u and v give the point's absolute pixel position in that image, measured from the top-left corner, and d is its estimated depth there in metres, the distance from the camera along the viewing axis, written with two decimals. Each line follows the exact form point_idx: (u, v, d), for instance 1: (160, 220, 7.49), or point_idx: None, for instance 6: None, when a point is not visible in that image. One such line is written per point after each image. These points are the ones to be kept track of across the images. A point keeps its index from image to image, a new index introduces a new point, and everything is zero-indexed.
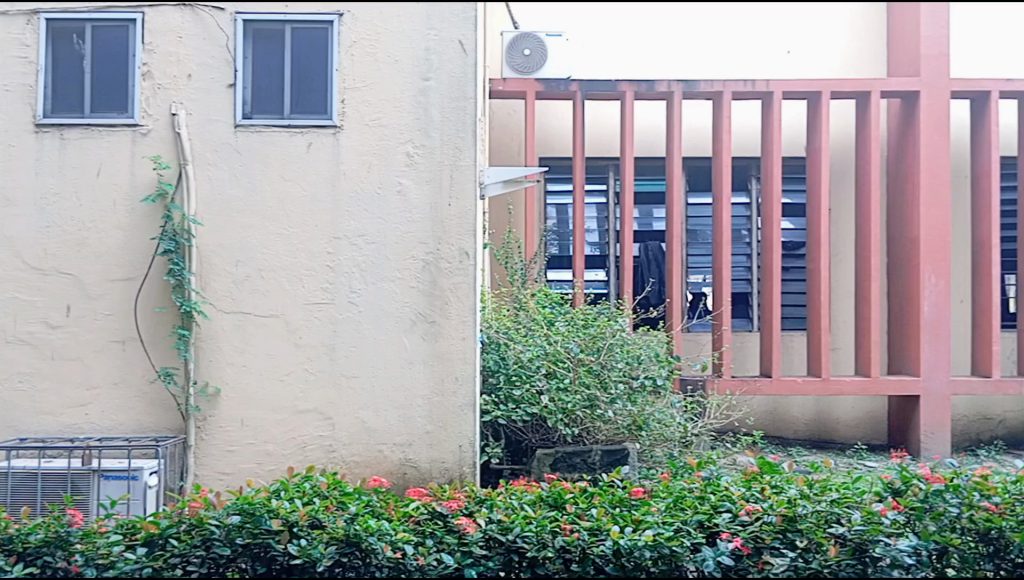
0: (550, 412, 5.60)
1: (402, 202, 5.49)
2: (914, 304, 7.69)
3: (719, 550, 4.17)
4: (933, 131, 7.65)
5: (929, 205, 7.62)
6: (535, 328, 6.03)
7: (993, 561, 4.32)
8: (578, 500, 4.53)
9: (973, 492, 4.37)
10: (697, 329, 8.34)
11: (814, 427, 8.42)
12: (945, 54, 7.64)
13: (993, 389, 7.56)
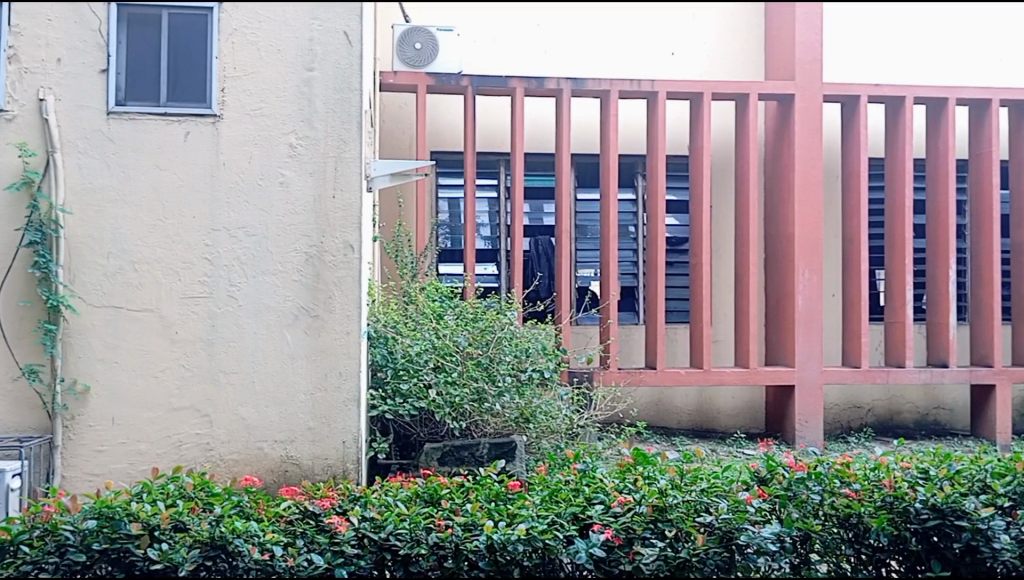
0: (438, 406, 5.55)
1: (284, 193, 5.36)
2: (789, 299, 7.94)
3: (591, 541, 4.19)
4: (806, 133, 7.90)
5: (803, 204, 7.88)
6: (423, 321, 5.95)
7: (853, 547, 4.52)
8: (453, 496, 4.56)
9: (834, 479, 4.61)
10: (585, 323, 8.46)
11: (696, 418, 8.67)
12: (819, 59, 7.90)
13: (862, 379, 7.86)
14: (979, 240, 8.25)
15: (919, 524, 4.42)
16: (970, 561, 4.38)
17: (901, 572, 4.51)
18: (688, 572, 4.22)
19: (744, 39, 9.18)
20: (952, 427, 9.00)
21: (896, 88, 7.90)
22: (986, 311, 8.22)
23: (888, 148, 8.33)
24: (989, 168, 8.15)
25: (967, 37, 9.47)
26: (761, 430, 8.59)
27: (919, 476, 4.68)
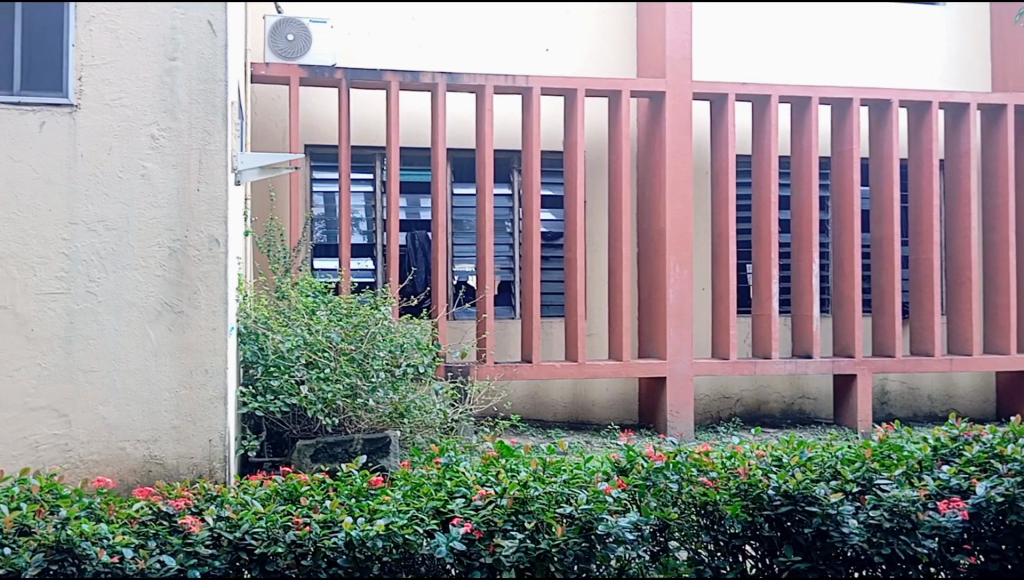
0: (310, 403, 5.51)
1: (146, 186, 5.22)
2: (661, 292, 8.13)
3: (451, 535, 4.00)
4: (676, 129, 8.12)
5: (674, 199, 8.09)
6: (295, 317, 5.91)
7: (709, 534, 4.35)
8: (313, 492, 4.51)
9: (691, 468, 4.45)
10: (462, 317, 8.51)
11: (571, 410, 8.79)
12: (687, 57, 8.13)
13: (731, 370, 8.11)
14: (841, 235, 8.60)
15: (772, 510, 4.26)
16: (821, 545, 4.18)
17: (757, 559, 4.35)
18: (548, 563, 4.01)
19: (619, 37, 9.35)
20: (817, 416, 9.32)
21: (761, 88, 8.16)
22: (847, 303, 8.58)
23: (754, 146, 8.58)
24: (850, 165, 8.49)
25: (833, 39, 9.84)
26: (634, 421, 8.75)
27: (773, 464, 4.52)
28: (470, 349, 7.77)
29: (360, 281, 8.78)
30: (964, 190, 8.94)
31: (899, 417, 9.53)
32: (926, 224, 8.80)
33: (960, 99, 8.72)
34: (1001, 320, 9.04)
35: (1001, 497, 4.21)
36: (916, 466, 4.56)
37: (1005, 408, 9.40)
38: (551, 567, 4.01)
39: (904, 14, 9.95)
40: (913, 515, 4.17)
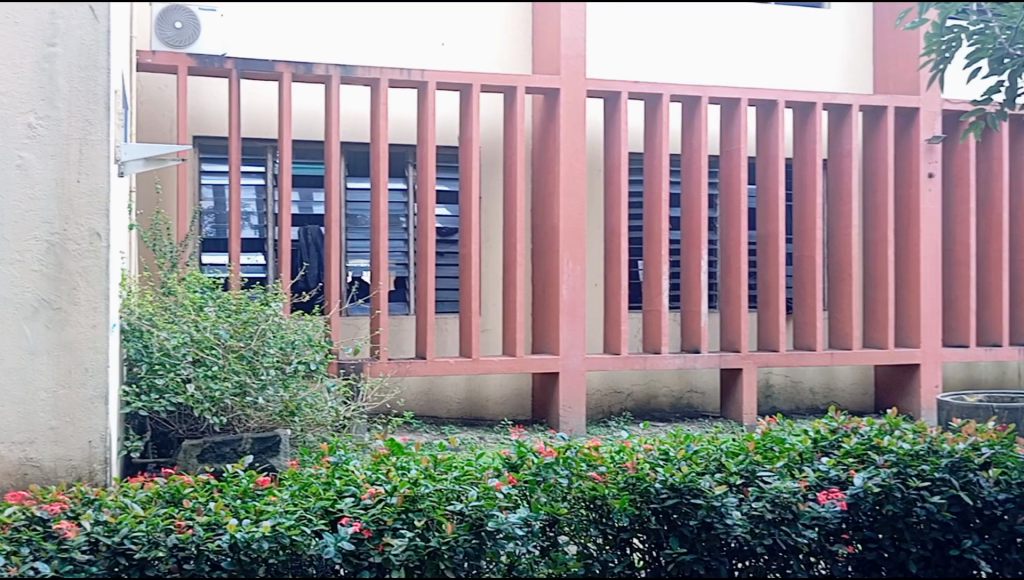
0: (196, 402, 5.40)
1: (23, 177, 4.87)
2: (554, 288, 8.26)
3: (339, 535, 3.93)
4: (570, 125, 8.22)
5: (568, 196, 8.21)
6: (182, 313, 5.73)
7: (598, 527, 4.33)
8: (197, 495, 4.33)
9: (581, 463, 4.44)
10: (355, 313, 8.45)
11: (466, 406, 8.81)
12: (581, 54, 8.24)
13: (621, 365, 8.32)
14: (728, 231, 8.90)
15: (659, 504, 4.26)
16: (706, 537, 4.21)
17: (645, 551, 4.33)
18: (438, 561, 3.95)
19: (514, 34, 9.41)
20: (704, 409, 9.60)
21: (653, 87, 8.34)
22: (733, 299, 8.87)
23: (646, 144, 8.78)
24: (737, 163, 8.76)
25: (723, 40, 10.11)
26: (526, 417, 8.85)
27: (660, 458, 4.48)
28: (364, 345, 7.73)
29: (251, 276, 8.63)
30: (845, 189, 9.35)
31: (783, 410, 9.89)
32: (809, 222, 9.17)
33: (843, 100, 9.09)
34: (880, 315, 9.49)
35: (878, 488, 4.26)
36: (797, 459, 4.58)
37: (883, 401, 9.95)
38: (441, 565, 3.96)
39: (791, 18, 10.29)
40: (795, 505, 4.23)
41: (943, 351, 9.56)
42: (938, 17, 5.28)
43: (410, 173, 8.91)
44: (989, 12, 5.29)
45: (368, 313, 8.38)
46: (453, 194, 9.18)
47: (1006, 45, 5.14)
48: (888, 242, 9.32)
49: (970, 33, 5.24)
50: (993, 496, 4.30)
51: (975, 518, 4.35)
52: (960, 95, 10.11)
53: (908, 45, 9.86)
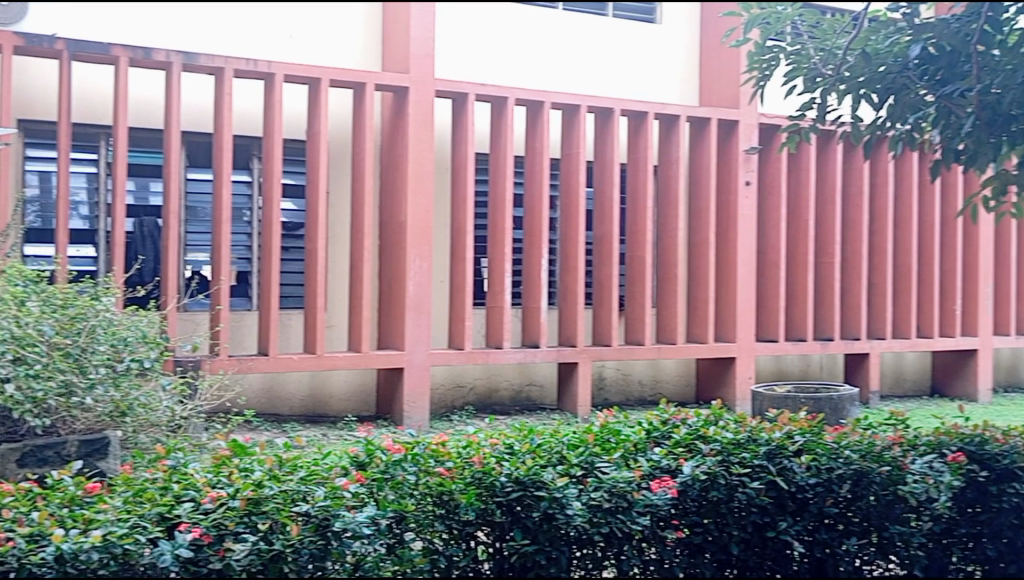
0: (15, 403, 4.98)
1: None
2: (400, 284, 8.35)
3: (176, 541, 3.76)
4: (419, 123, 8.36)
5: (417, 193, 8.35)
6: (2, 308, 5.33)
7: (445, 523, 4.27)
8: (18, 504, 4.05)
9: (428, 459, 4.41)
10: (194, 308, 8.19)
11: (308, 403, 8.68)
12: (431, 55, 8.41)
13: (465, 360, 8.52)
14: (566, 234, 9.25)
15: (504, 497, 4.24)
16: (548, 528, 4.23)
17: (489, 544, 4.33)
18: (282, 564, 3.88)
19: (362, 27, 9.30)
20: (541, 402, 9.91)
21: (499, 89, 8.59)
22: (571, 296, 9.23)
23: (491, 145, 9.03)
24: (577, 167, 9.14)
25: (564, 47, 10.46)
26: (370, 413, 8.84)
27: (505, 451, 4.52)
28: (203, 342, 7.50)
29: (80, 269, 8.19)
30: (673, 195, 9.93)
31: (614, 401, 10.36)
32: (641, 225, 9.67)
33: (672, 111, 9.68)
34: (701, 312, 10.16)
35: (704, 475, 4.44)
36: (632, 449, 4.72)
37: (704, 393, 10.65)
38: (284, 568, 3.88)
39: (630, 31, 10.79)
40: (629, 494, 4.33)
41: (756, 345, 10.34)
42: (760, 38, 5.73)
43: (254, 165, 8.72)
44: (805, 33, 5.70)
45: (208, 309, 8.14)
46: (298, 187, 9.02)
47: (819, 65, 5.55)
48: (710, 245, 10.00)
49: (789, 53, 5.65)
50: (804, 481, 4.52)
51: (789, 502, 4.54)
52: (776, 110, 10.94)
53: (732, 62, 10.56)
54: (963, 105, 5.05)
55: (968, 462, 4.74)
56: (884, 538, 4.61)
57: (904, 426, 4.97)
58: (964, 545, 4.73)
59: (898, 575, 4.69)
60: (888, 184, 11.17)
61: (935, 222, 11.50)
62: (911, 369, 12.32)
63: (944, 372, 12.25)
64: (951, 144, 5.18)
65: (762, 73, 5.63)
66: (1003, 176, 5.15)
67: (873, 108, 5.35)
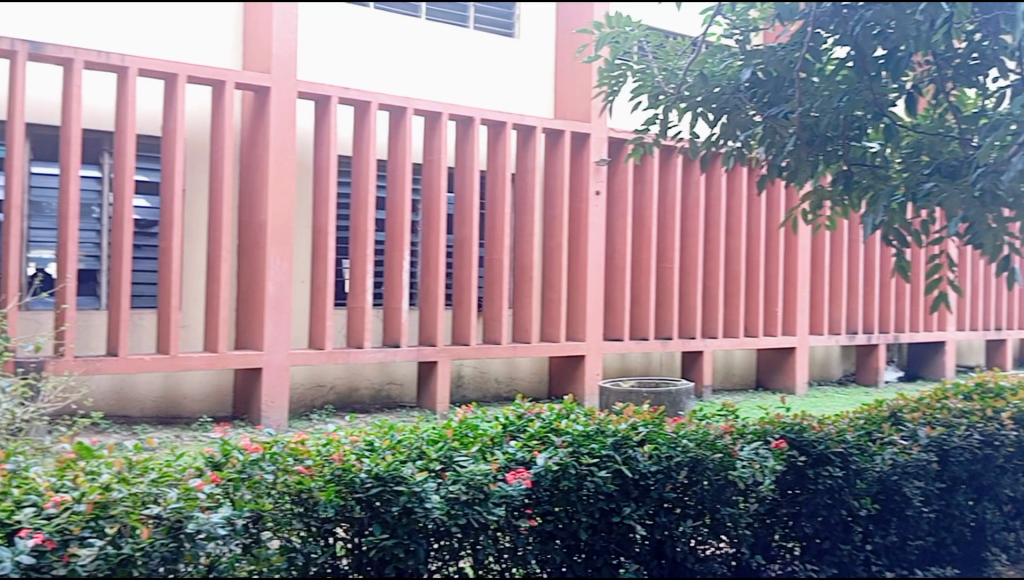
0: None
1: None
2: (259, 284, 8.31)
3: (16, 549, 3.63)
4: (279, 124, 8.32)
5: (277, 193, 8.32)
6: None
7: (303, 521, 4.32)
8: None
9: (287, 457, 4.44)
10: (36, 308, 7.82)
11: (161, 404, 8.43)
12: (293, 56, 8.38)
13: (325, 359, 8.52)
14: (428, 237, 9.44)
15: (363, 493, 4.35)
16: (406, 521, 4.35)
17: (348, 539, 4.40)
18: (130, 568, 3.79)
19: (221, 23, 9.14)
20: (402, 400, 10.03)
21: (362, 94, 8.65)
22: (433, 296, 9.44)
23: (352, 148, 9.07)
24: (438, 173, 9.37)
25: (417, 54, 10.56)
26: (226, 414, 8.70)
27: (365, 449, 4.66)
28: (46, 342, 7.19)
29: None
30: (529, 202, 10.30)
31: (472, 398, 10.59)
32: (498, 228, 9.95)
33: (528, 122, 10.06)
34: (554, 313, 10.57)
35: (555, 466, 4.68)
36: (489, 442, 4.94)
37: (557, 389, 11.07)
38: (133, 572, 3.80)
39: (488, 44, 11.10)
40: (485, 486, 4.51)
41: (603, 344, 10.86)
42: (610, 56, 6.13)
43: (104, 160, 8.47)
44: (650, 53, 6.13)
45: (52, 308, 7.81)
46: (153, 184, 8.81)
47: (662, 83, 5.93)
48: (562, 249, 10.44)
49: (636, 71, 6.07)
50: (646, 468, 4.83)
51: (633, 489, 4.84)
52: (622, 125, 11.54)
53: (583, 76, 11.04)
54: (786, 125, 5.52)
55: (788, 448, 5.19)
56: (716, 519, 5.01)
57: (734, 416, 5.45)
58: (784, 523, 5.19)
59: (728, 552, 5.13)
60: (721, 197, 12.00)
61: (761, 232, 12.44)
62: (739, 365, 13.25)
63: (768, 368, 13.23)
64: (776, 161, 5.67)
65: (612, 90, 6.03)
66: (820, 191, 5.84)
67: (708, 126, 5.79)
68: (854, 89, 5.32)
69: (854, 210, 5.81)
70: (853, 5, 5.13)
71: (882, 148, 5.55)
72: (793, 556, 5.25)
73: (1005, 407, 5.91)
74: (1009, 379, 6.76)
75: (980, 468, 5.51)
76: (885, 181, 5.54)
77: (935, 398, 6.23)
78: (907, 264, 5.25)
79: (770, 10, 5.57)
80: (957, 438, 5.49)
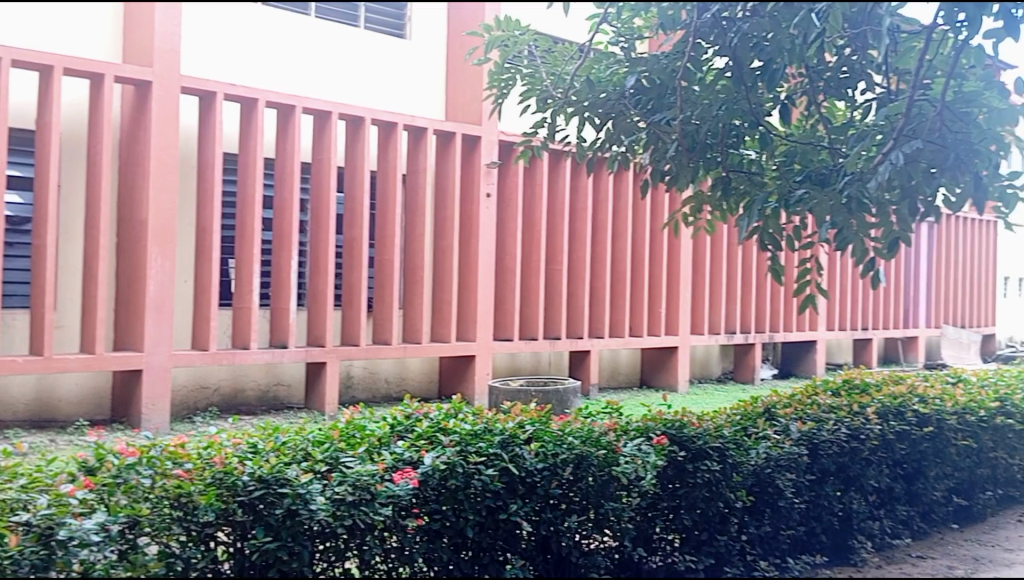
0: None
1: None
2: (140, 283, 8.08)
3: None
4: (162, 119, 8.10)
5: (158, 190, 8.10)
6: None
7: (183, 525, 4.18)
8: None
9: (166, 461, 4.30)
10: None
11: (34, 408, 8.09)
12: (176, 50, 8.16)
13: (209, 361, 8.31)
14: (317, 235, 9.33)
15: (246, 496, 4.22)
16: (290, 524, 4.24)
17: (230, 543, 4.26)
18: None
19: (99, 16, 8.86)
20: (289, 400, 9.90)
21: (249, 90, 8.51)
22: (321, 296, 9.33)
23: (238, 146, 8.92)
24: (327, 172, 9.28)
25: (308, 52, 10.43)
26: (104, 417, 8.40)
27: (248, 451, 4.53)
28: None
29: None
30: (419, 203, 10.33)
31: (361, 398, 10.52)
32: (389, 229, 9.94)
33: (420, 123, 10.09)
34: (445, 313, 10.59)
35: (443, 465, 4.67)
36: (377, 443, 4.93)
37: (447, 387, 11.13)
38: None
39: (381, 45, 11.09)
40: (372, 487, 4.48)
41: (494, 344, 10.96)
42: (499, 59, 6.24)
43: None
44: (539, 57, 6.27)
45: None
46: (27, 180, 8.45)
47: (549, 87, 6.06)
48: (453, 251, 10.50)
49: (524, 75, 6.21)
50: (532, 465, 4.90)
51: (520, 486, 4.88)
52: (511, 127, 11.72)
53: (474, 79, 11.17)
54: (668, 131, 5.67)
55: (670, 444, 5.34)
56: (600, 514, 5.10)
57: (618, 413, 5.62)
58: (665, 516, 5.32)
59: (611, 546, 5.19)
60: (608, 201, 12.30)
61: (645, 236, 12.82)
62: (625, 364, 13.58)
63: (651, 368, 13.59)
64: (658, 165, 5.87)
65: (500, 92, 6.14)
66: (700, 196, 6.05)
67: (594, 130, 5.95)
68: (732, 99, 5.53)
69: (732, 215, 6.05)
70: (732, 18, 5.30)
71: (758, 156, 5.83)
72: (673, 548, 5.35)
73: (870, 402, 6.33)
74: (873, 375, 7.18)
75: (847, 460, 5.85)
76: (761, 187, 5.74)
77: (806, 394, 6.56)
78: (780, 267, 5.47)
79: (654, 20, 5.73)
80: (825, 432, 5.81)
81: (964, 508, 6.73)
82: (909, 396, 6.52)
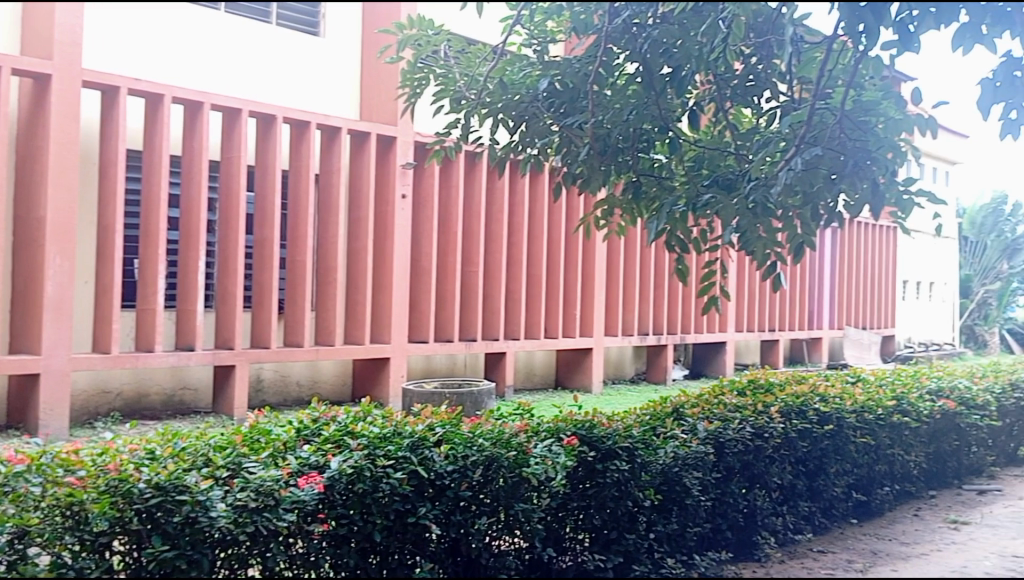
0: None
1: None
2: (37, 284, 7.83)
3: None
4: (62, 113, 7.87)
5: (57, 187, 7.86)
6: None
7: (75, 535, 4.07)
8: None
9: (58, 469, 4.21)
10: None
11: None
12: (77, 44, 7.92)
13: (110, 364, 8.11)
14: (226, 236, 9.16)
15: (142, 504, 4.03)
16: (189, 532, 4.07)
17: (125, 553, 4.09)
18: None
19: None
20: (194, 404, 9.79)
21: (153, 87, 8.29)
22: (230, 297, 9.18)
23: (144, 143, 8.71)
24: (237, 171, 9.12)
25: (217, 47, 10.25)
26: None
27: (145, 457, 4.37)
28: None
29: None
30: (333, 202, 10.24)
31: (270, 402, 10.32)
32: (299, 230, 9.82)
33: (333, 123, 10.00)
34: (358, 315, 10.49)
35: (350, 469, 4.59)
36: (282, 448, 4.85)
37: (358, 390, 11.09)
38: None
39: (296, 42, 10.95)
40: (276, 492, 4.35)
41: (408, 347, 10.92)
42: (413, 57, 6.21)
43: None
44: (452, 57, 6.25)
45: None
46: None
47: (463, 88, 6.06)
48: (367, 252, 10.42)
49: (438, 75, 6.21)
50: (443, 468, 4.84)
51: (429, 488, 4.83)
52: (424, 128, 11.62)
53: (387, 79, 11.12)
54: (580, 135, 5.75)
55: (579, 444, 5.38)
56: (511, 515, 5.09)
57: (529, 415, 5.64)
58: (575, 516, 5.39)
59: (520, 547, 5.22)
60: (523, 202, 12.39)
61: (560, 238, 12.99)
62: (539, 365, 13.67)
63: (566, 369, 13.70)
64: (570, 168, 5.93)
65: (413, 91, 6.12)
66: (611, 200, 6.10)
67: (508, 133, 5.98)
68: (642, 104, 5.64)
69: (640, 218, 6.13)
70: (642, 24, 5.47)
71: (666, 161, 5.89)
72: (582, 547, 5.41)
73: (774, 401, 6.49)
74: (777, 376, 7.37)
75: (751, 458, 6.00)
76: (670, 191, 5.82)
77: (712, 394, 6.70)
78: (686, 269, 5.57)
79: (566, 24, 5.79)
80: (731, 431, 5.93)
81: (863, 503, 6.96)
82: (811, 395, 6.71)
